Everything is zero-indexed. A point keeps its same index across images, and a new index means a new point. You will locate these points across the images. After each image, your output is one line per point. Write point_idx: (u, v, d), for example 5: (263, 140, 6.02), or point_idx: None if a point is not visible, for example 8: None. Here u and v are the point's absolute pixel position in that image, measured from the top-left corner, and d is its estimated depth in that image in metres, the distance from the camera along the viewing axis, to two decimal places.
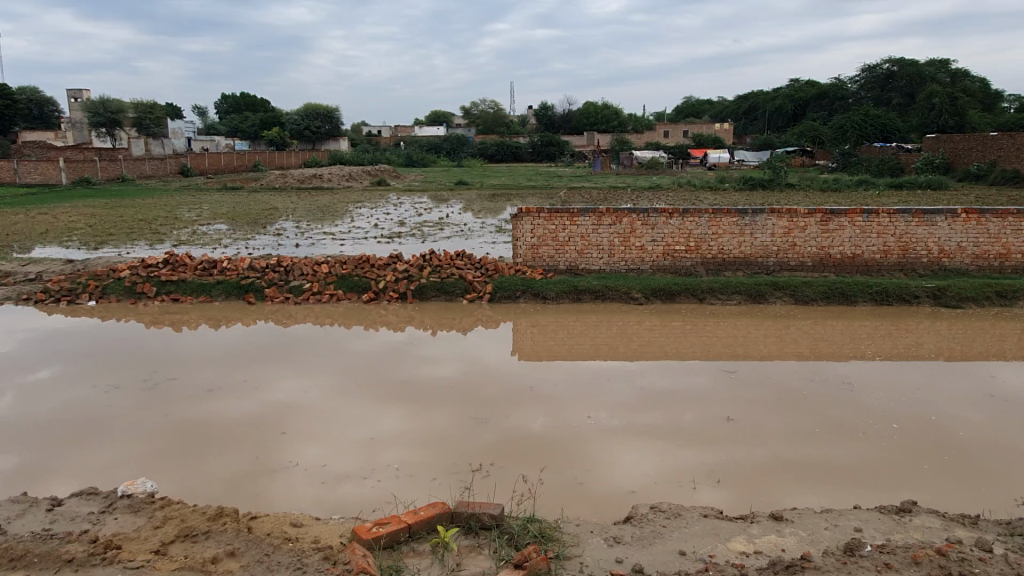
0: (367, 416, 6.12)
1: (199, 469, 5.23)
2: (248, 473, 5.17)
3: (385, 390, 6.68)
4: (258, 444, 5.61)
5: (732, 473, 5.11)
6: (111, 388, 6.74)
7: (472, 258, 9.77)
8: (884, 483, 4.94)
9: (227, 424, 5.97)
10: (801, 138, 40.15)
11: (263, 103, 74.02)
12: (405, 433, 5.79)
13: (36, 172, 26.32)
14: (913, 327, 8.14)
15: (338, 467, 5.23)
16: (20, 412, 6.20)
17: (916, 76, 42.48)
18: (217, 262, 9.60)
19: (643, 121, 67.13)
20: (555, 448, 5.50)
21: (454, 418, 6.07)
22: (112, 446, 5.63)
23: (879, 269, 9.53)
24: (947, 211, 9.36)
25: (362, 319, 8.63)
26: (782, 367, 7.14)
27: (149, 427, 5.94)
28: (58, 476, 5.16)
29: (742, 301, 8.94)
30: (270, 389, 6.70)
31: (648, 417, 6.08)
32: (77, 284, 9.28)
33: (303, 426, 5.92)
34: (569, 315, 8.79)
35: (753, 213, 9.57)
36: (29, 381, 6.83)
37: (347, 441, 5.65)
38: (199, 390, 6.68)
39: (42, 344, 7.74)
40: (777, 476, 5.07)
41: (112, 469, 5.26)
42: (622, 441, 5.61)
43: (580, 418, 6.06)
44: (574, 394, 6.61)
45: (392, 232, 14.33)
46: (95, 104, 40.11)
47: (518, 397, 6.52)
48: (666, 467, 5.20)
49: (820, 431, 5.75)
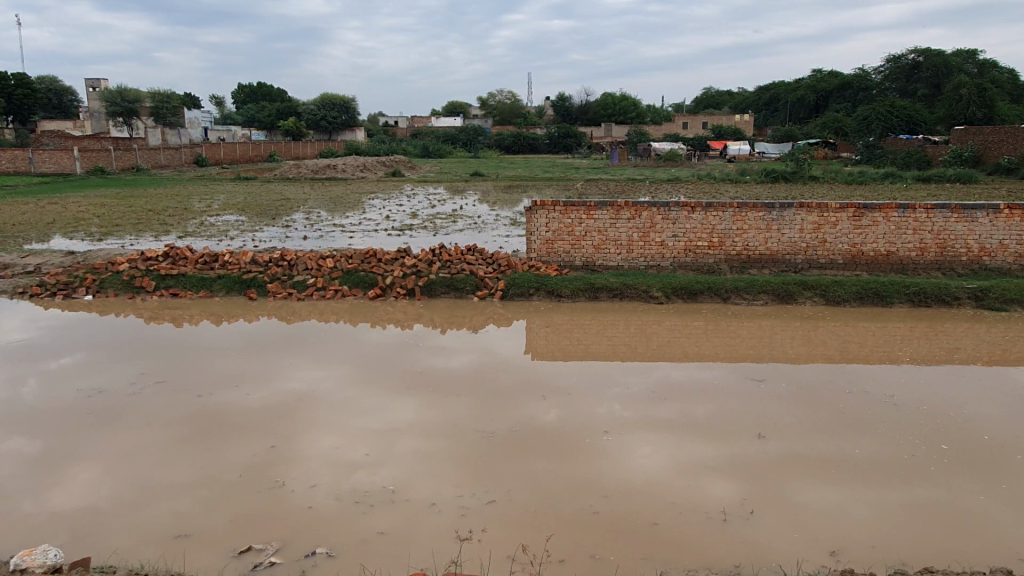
0: (374, 411, 5.69)
1: (214, 457, 4.98)
2: (262, 462, 4.90)
3: (389, 386, 6.23)
4: (272, 431, 5.34)
5: (769, 480, 4.66)
6: (135, 375, 6.51)
7: (483, 253, 9.32)
8: (929, 507, 4.32)
9: (243, 410, 5.70)
10: (822, 129, 39.23)
11: (281, 94, 74.21)
12: (418, 423, 5.47)
13: (50, 160, 26.23)
14: (954, 331, 7.61)
15: (350, 456, 4.97)
16: (40, 396, 5.99)
17: (942, 66, 41.37)
18: (218, 255, 9.24)
19: (662, 113, 66.61)
20: (579, 447, 5.09)
21: (462, 419, 5.53)
22: (130, 431, 5.39)
23: (915, 268, 9.00)
24: (988, 207, 8.81)
25: (368, 316, 8.24)
26: (816, 373, 6.56)
27: (170, 412, 5.71)
28: (75, 462, 4.94)
29: (769, 301, 8.46)
30: (283, 378, 6.41)
31: (677, 416, 5.63)
32: (74, 277, 9.00)
33: (316, 414, 5.63)
34: (584, 314, 8.35)
35: (780, 208, 9.08)
36: (49, 368, 6.63)
37: (359, 429, 5.37)
38: (217, 378, 6.42)
39: (57, 335, 7.52)
40: (819, 483, 4.61)
41: (129, 456, 5.03)
42: (650, 442, 5.16)
43: (598, 420, 5.56)
44: (592, 388, 6.21)
45: (404, 224, 14.04)
46: (112, 94, 40.39)
47: (535, 390, 6.15)
48: (698, 471, 4.75)
49: (863, 444, 5.11)
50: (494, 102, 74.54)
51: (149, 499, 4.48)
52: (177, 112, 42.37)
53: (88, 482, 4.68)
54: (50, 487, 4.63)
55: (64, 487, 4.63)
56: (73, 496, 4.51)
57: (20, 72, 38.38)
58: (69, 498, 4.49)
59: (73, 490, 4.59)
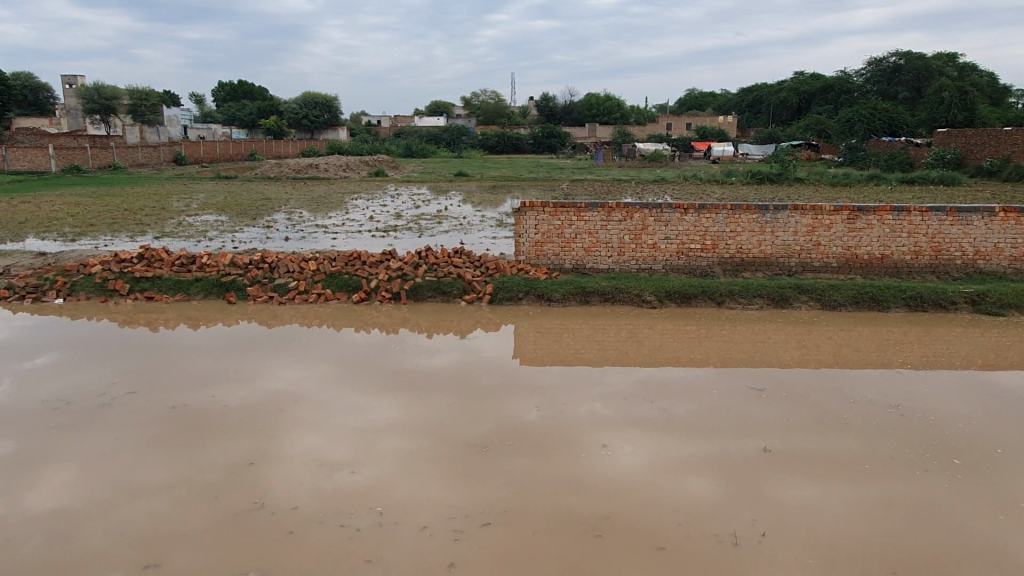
0: (361, 411, 5.44)
1: (197, 457, 4.71)
2: (243, 461, 4.66)
3: (376, 387, 5.95)
4: (253, 430, 5.09)
5: (775, 482, 4.47)
6: (114, 375, 6.22)
7: (471, 255, 9.11)
8: (940, 513, 4.14)
9: (227, 410, 5.43)
10: (806, 131, 39.49)
11: (262, 91, 73.23)
12: (403, 422, 5.23)
13: (24, 158, 25.57)
14: (952, 336, 7.51)
15: (332, 455, 4.73)
16: (15, 397, 5.69)
17: (923, 69, 41.86)
18: (196, 257, 8.92)
19: (647, 114, 66.85)
20: (570, 448, 4.86)
21: (453, 420, 5.28)
22: (109, 431, 5.12)
23: (909, 271, 8.91)
24: (983, 209, 8.74)
25: (352, 320, 7.95)
26: (815, 376, 6.39)
27: (150, 412, 5.43)
28: (52, 463, 4.66)
29: (764, 305, 8.32)
30: (265, 377, 6.14)
31: (677, 417, 5.41)
32: (44, 279, 8.62)
33: (298, 414, 5.37)
34: (576, 319, 8.14)
35: (774, 210, 8.95)
36: (25, 369, 6.32)
37: (343, 429, 5.12)
38: (199, 377, 6.15)
39: (31, 337, 7.18)
40: (823, 488, 4.41)
41: (107, 455, 4.76)
42: (648, 443, 4.95)
43: (595, 420, 5.34)
44: (585, 388, 6.02)
45: (389, 225, 13.78)
46: (89, 91, 39.02)
47: (527, 390, 5.93)
48: (695, 473, 4.56)
49: (873, 450, 4.90)
50: (478, 102, 74.18)
51: (130, 501, 4.21)
52: (156, 110, 41.67)
53: (64, 483, 4.41)
54: (25, 488, 4.36)
55: (39, 488, 4.36)
56: (48, 497, 4.25)
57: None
58: (45, 500, 4.23)
59: (50, 490, 4.33)
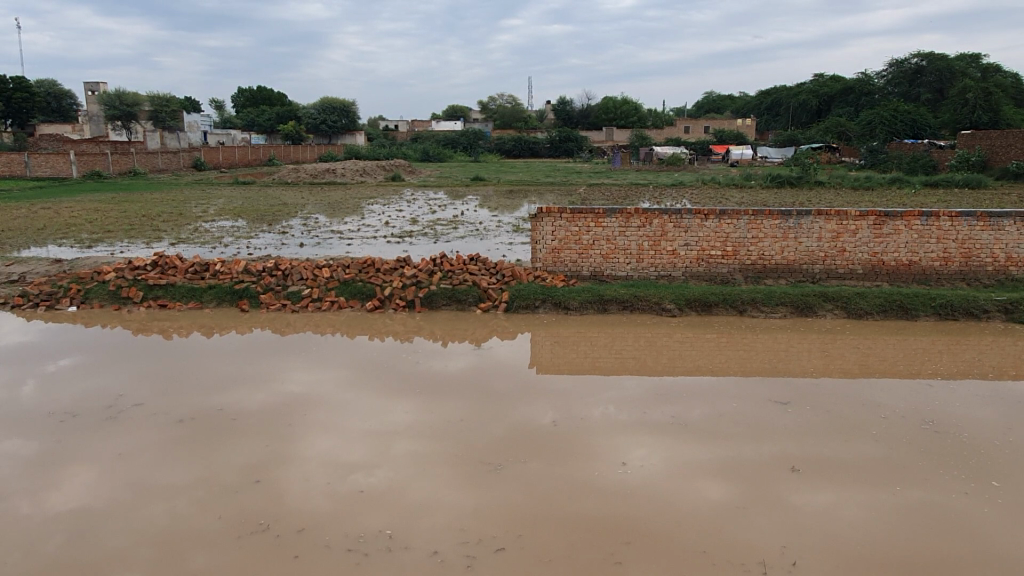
0: (376, 412, 5.34)
1: (215, 458, 4.61)
2: (261, 462, 4.55)
3: (390, 390, 5.83)
4: (271, 432, 4.98)
5: (806, 487, 4.28)
6: (133, 377, 6.15)
7: (487, 263, 8.99)
8: (976, 518, 3.96)
9: (244, 412, 5.34)
10: (826, 133, 39.01)
11: (280, 98, 73.94)
12: (419, 424, 5.11)
13: (46, 164, 25.83)
14: (983, 345, 7.26)
15: (349, 457, 4.61)
16: (37, 398, 5.63)
17: (946, 71, 41.40)
18: (210, 265, 8.90)
19: (665, 118, 66.64)
20: (590, 452, 4.68)
21: (468, 422, 5.15)
22: (131, 432, 5.04)
23: (938, 278, 8.64)
24: (1016, 214, 8.46)
25: (367, 328, 7.84)
26: (841, 385, 6.16)
27: (169, 413, 5.35)
28: (75, 463, 4.58)
29: (787, 313, 8.09)
30: (281, 380, 6.05)
31: (704, 423, 5.22)
32: (57, 287, 8.63)
33: (315, 416, 5.26)
34: (593, 328, 7.96)
35: (798, 215, 8.73)
36: (47, 371, 6.29)
37: (359, 431, 5.00)
38: (219, 379, 6.06)
39: (50, 342, 7.15)
40: (856, 493, 4.22)
41: (128, 456, 4.68)
42: (669, 446, 4.79)
43: (615, 424, 5.19)
44: (599, 392, 5.87)
45: (404, 230, 13.65)
46: (112, 96, 39.97)
47: (545, 395, 5.77)
48: (718, 480, 4.34)
49: (908, 456, 4.70)
50: (494, 107, 74.23)
51: (150, 501, 4.12)
52: (177, 116, 42.07)
53: (87, 483, 4.33)
54: (47, 489, 4.28)
55: (61, 488, 4.28)
56: (70, 497, 4.16)
57: (20, 76, 38.55)
58: (65, 500, 4.14)
59: (69, 490, 4.25)
